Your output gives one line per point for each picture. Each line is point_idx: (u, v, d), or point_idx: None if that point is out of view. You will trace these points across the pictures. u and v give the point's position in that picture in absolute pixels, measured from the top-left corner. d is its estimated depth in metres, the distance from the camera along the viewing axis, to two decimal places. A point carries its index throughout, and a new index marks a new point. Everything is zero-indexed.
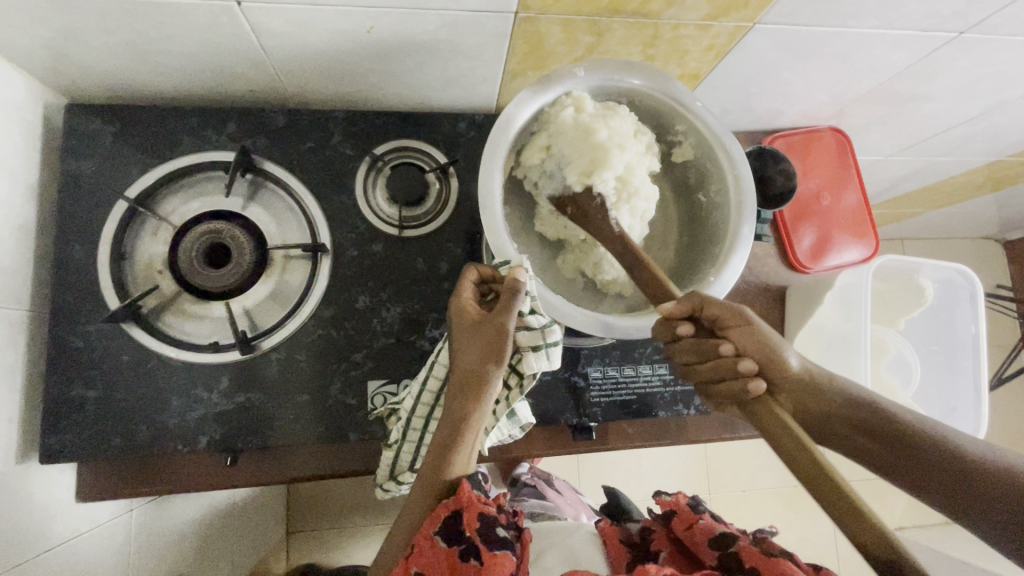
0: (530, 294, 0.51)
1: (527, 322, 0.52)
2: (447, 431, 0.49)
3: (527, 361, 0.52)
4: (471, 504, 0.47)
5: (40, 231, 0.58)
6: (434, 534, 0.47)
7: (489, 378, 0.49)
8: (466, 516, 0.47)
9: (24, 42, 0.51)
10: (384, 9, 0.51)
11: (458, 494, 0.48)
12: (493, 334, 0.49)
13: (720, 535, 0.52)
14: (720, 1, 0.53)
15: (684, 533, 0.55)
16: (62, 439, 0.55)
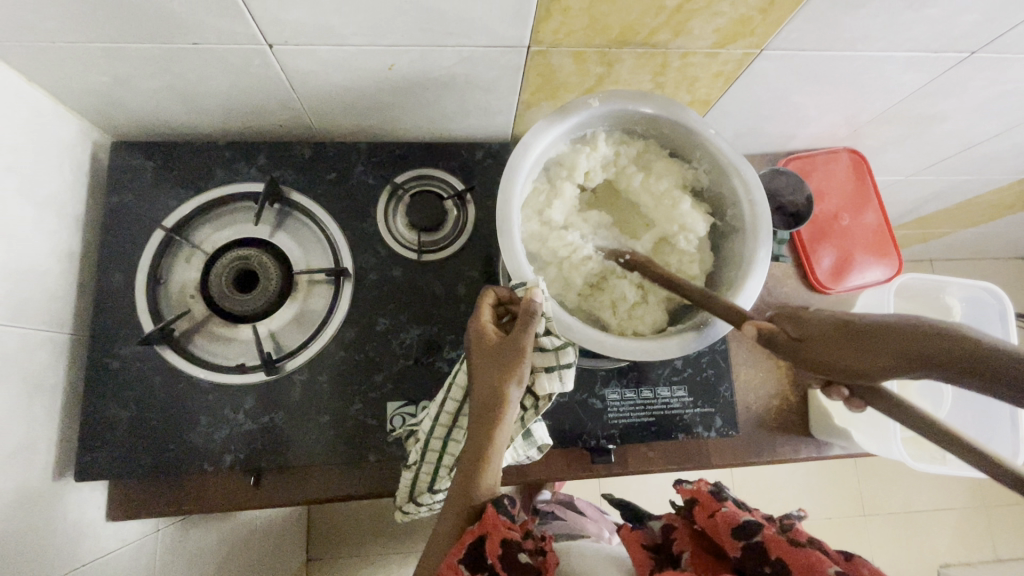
0: (545, 314, 0.51)
1: (541, 343, 0.52)
2: (469, 458, 0.46)
3: (540, 382, 0.51)
4: (495, 530, 0.44)
5: (84, 260, 0.62)
6: (457, 565, 0.43)
7: (509, 399, 0.46)
8: (489, 542, 0.44)
9: (77, 87, 0.56)
10: (404, 48, 0.54)
11: (482, 520, 0.44)
12: (512, 353, 0.47)
13: (744, 524, 0.52)
14: (726, 29, 0.55)
15: (706, 522, 0.55)
16: (96, 457, 0.58)
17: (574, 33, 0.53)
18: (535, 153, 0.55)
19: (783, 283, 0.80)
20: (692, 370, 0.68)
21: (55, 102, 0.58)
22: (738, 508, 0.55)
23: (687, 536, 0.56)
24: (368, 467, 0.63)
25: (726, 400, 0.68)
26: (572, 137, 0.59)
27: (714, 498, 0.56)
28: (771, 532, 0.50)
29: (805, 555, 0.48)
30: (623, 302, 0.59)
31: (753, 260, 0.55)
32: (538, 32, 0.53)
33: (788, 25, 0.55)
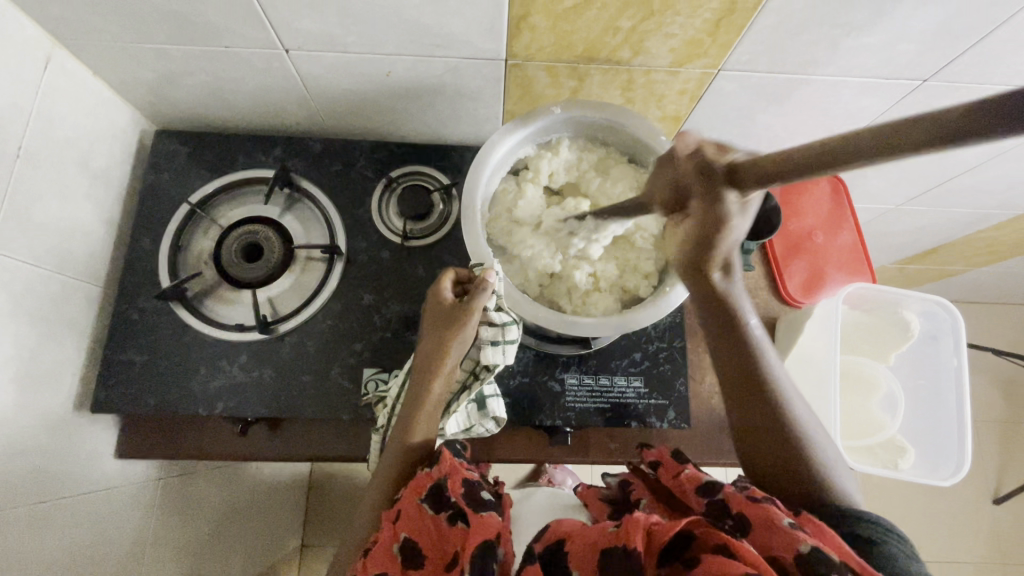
0: (496, 291, 0.59)
1: (490, 317, 0.59)
2: (413, 405, 0.57)
3: (485, 353, 0.59)
4: (454, 469, 0.53)
5: (121, 227, 0.73)
6: (418, 501, 0.52)
7: (449, 359, 0.57)
8: (450, 481, 0.52)
9: (131, 81, 0.68)
10: (397, 57, 0.63)
11: (441, 462, 0.53)
12: (454, 319, 0.57)
13: (706, 483, 0.51)
14: (681, 50, 0.62)
15: (674, 484, 0.54)
16: (110, 393, 0.67)
17: (544, 49, 0.61)
18: (501, 150, 0.64)
19: (753, 294, 0.84)
20: (650, 363, 0.72)
21: (113, 93, 0.70)
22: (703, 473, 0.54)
23: (646, 489, 0.56)
24: (343, 426, 0.70)
25: (681, 394, 0.71)
26: (538, 139, 0.67)
27: (679, 462, 0.55)
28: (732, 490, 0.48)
29: (760, 508, 0.45)
30: (577, 288, 0.64)
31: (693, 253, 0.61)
32: (512, 46, 0.61)
33: (738, 48, 0.61)
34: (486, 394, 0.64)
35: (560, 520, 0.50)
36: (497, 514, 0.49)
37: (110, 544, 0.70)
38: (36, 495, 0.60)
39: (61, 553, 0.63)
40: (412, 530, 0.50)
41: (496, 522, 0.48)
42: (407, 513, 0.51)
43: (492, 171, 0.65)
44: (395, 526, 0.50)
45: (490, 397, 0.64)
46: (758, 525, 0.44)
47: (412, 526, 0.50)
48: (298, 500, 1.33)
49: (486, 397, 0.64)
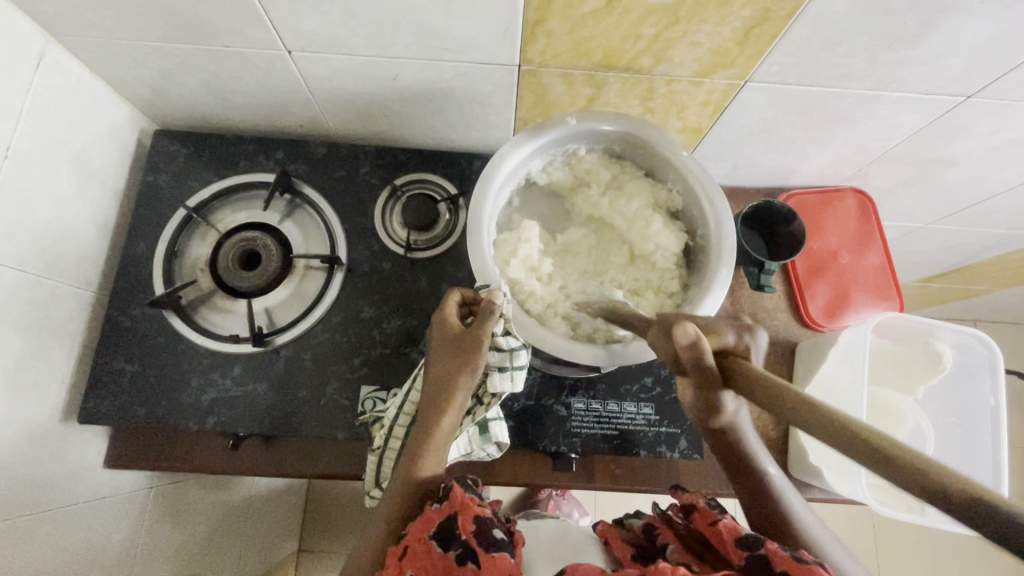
0: (506, 315, 0.55)
1: (498, 343, 0.55)
2: (416, 437, 0.53)
3: (492, 380, 0.55)
4: (465, 506, 0.49)
5: (117, 229, 0.70)
6: (427, 539, 0.48)
7: (457, 387, 0.53)
8: (461, 519, 0.49)
9: (128, 78, 0.65)
10: (405, 60, 0.60)
11: (451, 497, 0.49)
12: (467, 347, 0.53)
13: (746, 535, 0.47)
14: (707, 59, 0.58)
15: (707, 530, 0.51)
16: (99, 403, 0.64)
17: (561, 55, 0.58)
18: (512, 163, 0.60)
19: (773, 316, 0.79)
20: (661, 389, 0.69)
21: (111, 91, 0.67)
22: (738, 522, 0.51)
23: (671, 533, 0.54)
24: (338, 445, 0.67)
25: (694, 423, 0.67)
26: (551, 151, 0.63)
27: (712, 508, 0.52)
28: (777, 547, 0.45)
29: (807, 573, 0.42)
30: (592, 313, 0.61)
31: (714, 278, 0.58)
32: (526, 51, 0.57)
33: (768, 58, 0.57)
34: (489, 418, 0.61)
35: (574, 563, 0.47)
36: (511, 555, 0.48)
37: (97, 557, 0.68)
38: (19, 509, 0.58)
39: (45, 568, 0.61)
40: (419, 571, 0.46)
41: (507, 564, 0.47)
42: (413, 551, 0.47)
43: (501, 185, 0.61)
44: (400, 564, 0.47)
45: (492, 421, 0.61)
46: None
47: (419, 566, 0.47)
48: (295, 506, 1.32)
49: (489, 421, 0.61)
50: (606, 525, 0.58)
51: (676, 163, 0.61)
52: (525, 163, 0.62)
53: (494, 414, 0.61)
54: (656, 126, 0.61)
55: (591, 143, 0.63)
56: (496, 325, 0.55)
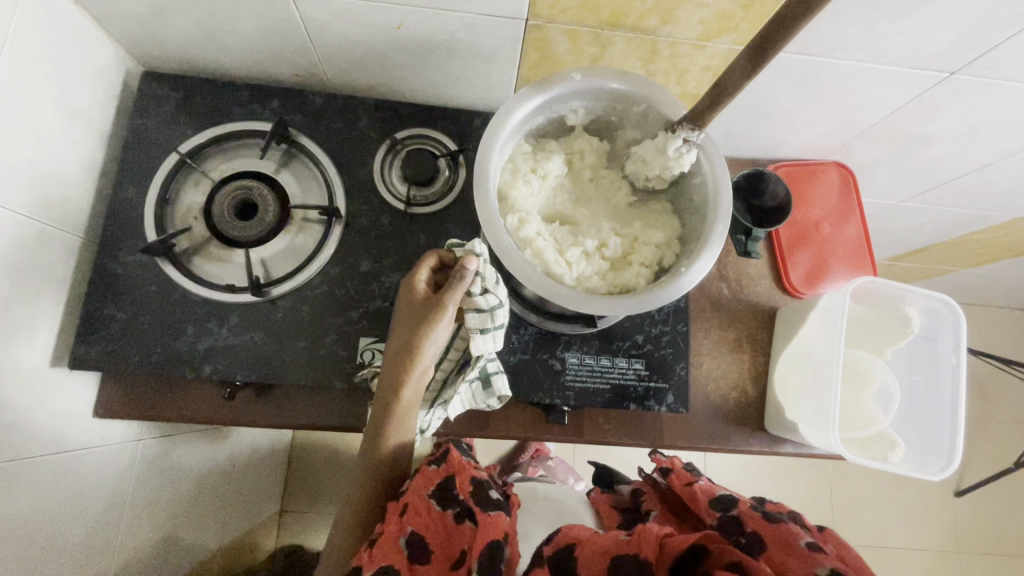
0: (479, 277, 0.56)
1: (476, 303, 0.57)
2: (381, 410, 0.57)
3: (474, 341, 0.58)
4: (460, 469, 0.59)
5: (103, 173, 0.68)
6: (426, 495, 0.56)
7: (420, 355, 0.56)
8: (456, 480, 0.58)
9: (118, 14, 0.62)
10: (412, 7, 0.59)
11: (450, 460, 0.60)
12: (430, 316, 0.55)
13: (721, 499, 0.57)
14: (710, 22, 0.59)
15: (683, 488, 0.62)
16: (89, 349, 0.63)
17: (568, 10, 0.58)
18: (516, 119, 0.60)
19: (756, 281, 0.83)
20: (651, 347, 0.71)
21: (97, 27, 0.64)
22: (714, 484, 0.61)
23: (655, 499, 0.66)
24: (336, 396, 0.67)
25: (681, 379, 0.71)
26: (553, 109, 0.64)
27: (689, 472, 0.63)
28: (747, 509, 0.54)
29: (782, 530, 0.50)
30: (592, 262, 0.62)
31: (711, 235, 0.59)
32: (534, 5, 0.58)
33: None
34: (491, 372, 0.63)
35: (571, 525, 0.54)
36: (505, 513, 0.54)
37: (85, 504, 0.68)
38: (5, 453, 0.57)
39: (31, 513, 0.60)
40: (420, 525, 0.53)
41: (502, 520, 0.53)
42: (414, 508, 0.54)
43: (506, 139, 0.61)
44: (400, 519, 0.53)
45: (493, 374, 0.63)
46: (775, 543, 0.50)
47: (418, 521, 0.53)
48: (276, 467, 1.32)
49: (490, 375, 0.63)
50: (600, 495, 0.73)
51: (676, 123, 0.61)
52: (530, 119, 0.63)
53: (494, 367, 0.63)
54: (656, 83, 0.62)
55: (592, 101, 0.64)
56: (472, 284, 0.56)
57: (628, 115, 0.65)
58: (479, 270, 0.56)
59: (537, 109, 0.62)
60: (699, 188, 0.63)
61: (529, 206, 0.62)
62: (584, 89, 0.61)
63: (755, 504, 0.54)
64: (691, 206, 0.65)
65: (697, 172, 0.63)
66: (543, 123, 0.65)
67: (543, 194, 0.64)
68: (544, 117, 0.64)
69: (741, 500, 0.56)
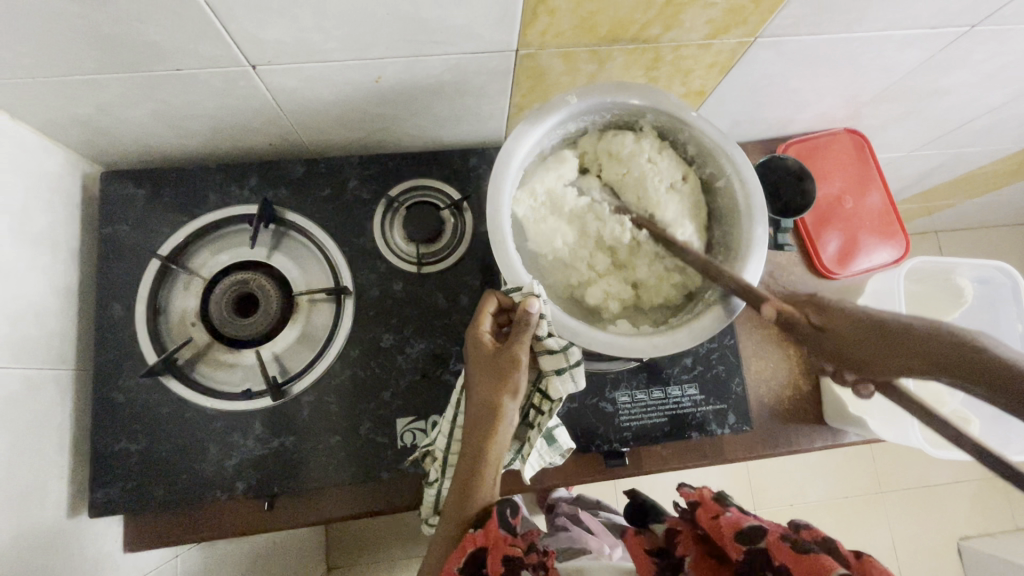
0: (547, 318, 0.51)
1: (548, 345, 0.53)
2: (465, 468, 0.51)
3: (553, 385, 0.53)
4: (496, 544, 0.48)
5: (81, 292, 0.62)
6: (457, 572, 0.49)
7: (504, 405, 0.50)
8: (490, 554, 0.49)
9: (62, 119, 0.55)
10: (391, 58, 0.53)
11: (486, 530, 0.49)
12: (508, 368, 0.51)
13: (745, 530, 0.56)
14: (718, 21, 0.54)
15: (710, 522, 0.60)
16: (109, 492, 0.57)
17: (563, 34, 0.52)
18: (518, 159, 0.53)
19: (789, 271, 0.79)
20: (702, 368, 0.67)
21: (42, 136, 0.58)
22: (742, 514, 0.59)
23: (690, 539, 0.63)
24: (383, 485, 0.62)
25: (739, 396, 0.66)
26: (550, 137, 0.57)
27: (717, 503, 0.61)
28: (775, 540, 0.54)
29: (811, 559, 0.50)
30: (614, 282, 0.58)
31: (751, 245, 0.53)
32: (525, 34, 0.52)
33: (783, 11, 0.53)
34: (553, 428, 0.58)
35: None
36: None
37: None
38: None
39: None
40: None
41: None
42: None
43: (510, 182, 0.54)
44: None
45: (556, 429, 0.59)
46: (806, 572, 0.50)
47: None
48: (316, 528, 1.28)
49: (553, 430, 0.58)
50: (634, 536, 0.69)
51: (688, 127, 0.55)
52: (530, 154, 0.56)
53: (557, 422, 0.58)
54: (661, 89, 0.55)
55: (594, 116, 0.57)
56: (540, 329, 0.52)
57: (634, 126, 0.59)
58: (546, 312, 0.51)
59: (536, 142, 0.55)
60: (723, 192, 0.56)
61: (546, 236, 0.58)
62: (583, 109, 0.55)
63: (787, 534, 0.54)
64: (714, 210, 0.59)
65: (716, 174, 0.56)
66: (543, 150, 0.58)
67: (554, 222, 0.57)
68: (544, 146, 0.57)
69: (770, 529, 0.55)
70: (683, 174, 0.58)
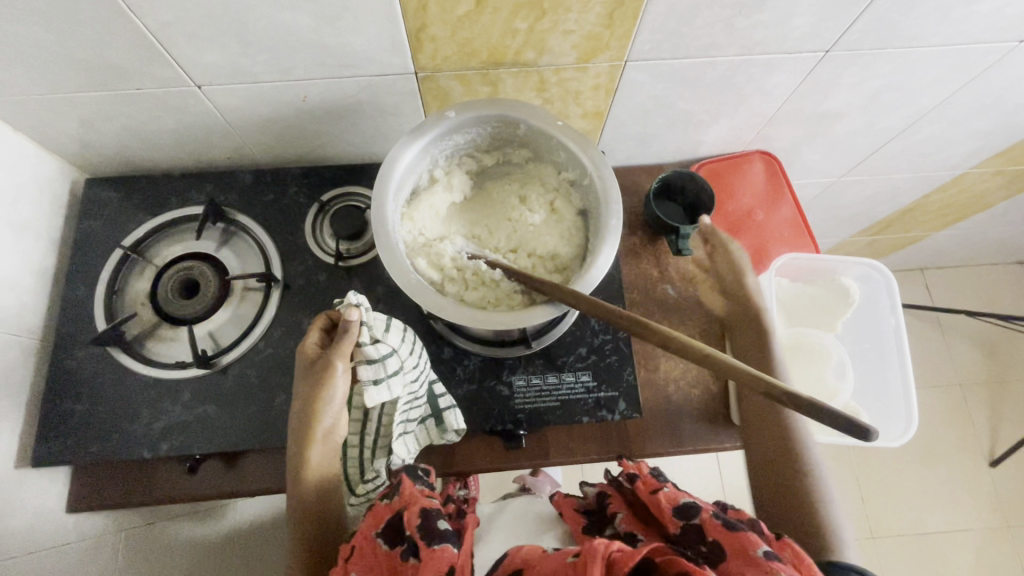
0: (367, 326, 0.56)
1: (365, 354, 0.56)
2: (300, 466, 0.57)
3: (367, 393, 0.57)
4: (410, 500, 0.55)
5: (56, 275, 0.73)
6: (374, 536, 0.54)
7: (323, 408, 0.56)
8: (406, 515, 0.54)
9: (53, 132, 0.69)
10: (310, 80, 0.64)
11: (400, 494, 0.56)
12: (322, 373, 0.56)
13: (682, 506, 0.55)
14: (582, 46, 0.63)
15: (650, 498, 0.58)
16: (52, 445, 0.66)
17: (449, 58, 0.63)
18: (402, 165, 0.61)
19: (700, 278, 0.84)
20: (596, 357, 0.72)
21: (38, 146, 0.71)
22: (678, 490, 0.59)
23: (621, 502, 0.63)
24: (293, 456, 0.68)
25: (630, 384, 0.72)
26: (435, 147, 0.65)
27: (655, 478, 0.60)
28: (709, 519, 0.52)
29: (740, 538, 0.49)
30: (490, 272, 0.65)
31: (607, 229, 0.60)
32: (417, 59, 0.62)
33: (637, 37, 0.63)
34: (442, 411, 0.66)
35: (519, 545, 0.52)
36: (451, 544, 0.50)
37: None
38: None
39: None
40: (362, 567, 0.51)
41: (449, 553, 0.50)
42: (360, 551, 0.53)
43: (397, 186, 0.62)
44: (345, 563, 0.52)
45: (446, 411, 0.66)
46: (735, 553, 0.48)
47: (365, 564, 0.52)
48: None
49: (442, 412, 0.66)
50: (561, 496, 0.69)
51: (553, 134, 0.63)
52: (419, 160, 0.64)
53: (447, 405, 0.66)
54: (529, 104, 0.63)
55: (476, 129, 0.65)
56: (360, 335, 0.56)
57: (515, 137, 0.67)
58: (363, 322, 0.56)
59: (422, 151, 0.63)
60: (590, 189, 0.64)
61: (433, 232, 0.65)
62: (461, 123, 0.63)
63: (718, 513, 0.53)
64: (588, 207, 0.66)
65: (583, 174, 0.64)
66: (432, 160, 0.66)
67: (438, 223, 0.66)
68: (432, 156, 0.66)
69: (704, 508, 0.54)
70: (554, 195, 0.68)
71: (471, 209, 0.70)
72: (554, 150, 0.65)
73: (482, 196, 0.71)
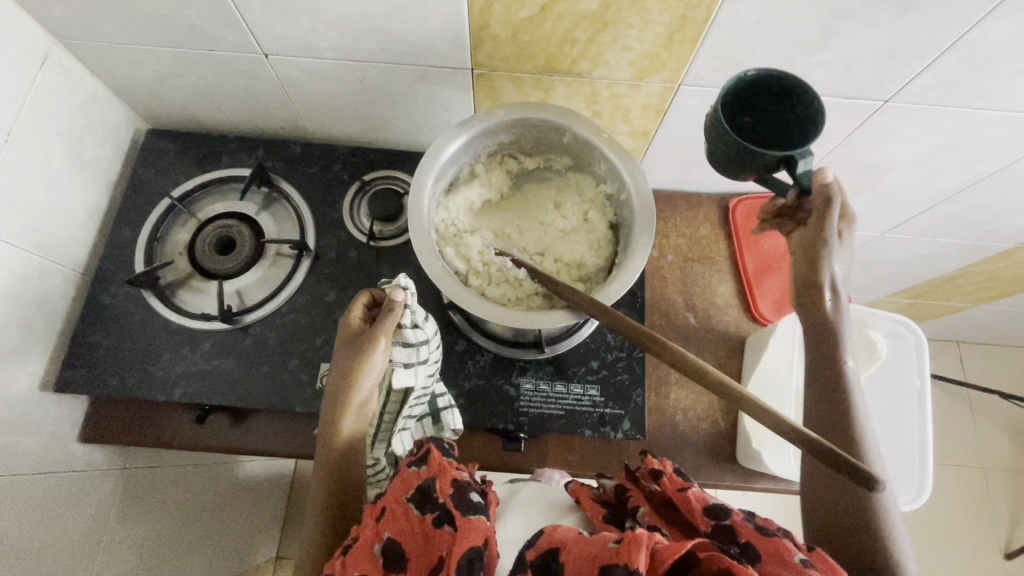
0: (410, 308, 0.58)
1: (405, 335, 0.59)
2: (328, 443, 0.57)
3: (396, 374, 0.58)
4: (441, 469, 0.51)
5: (106, 215, 0.76)
6: (406, 500, 0.50)
7: (357, 385, 0.57)
8: (438, 483, 0.50)
9: (126, 81, 0.73)
10: (371, 63, 0.66)
11: (430, 460, 0.52)
12: (365, 347, 0.57)
13: (713, 505, 0.48)
14: (639, 63, 0.64)
15: (676, 494, 0.51)
16: (77, 373, 0.69)
17: (507, 58, 0.64)
18: (446, 155, 0.62)
19: (724, 310, 0.83)
20: (607, 372, 0.72)
21: (110, 92, 0.75)
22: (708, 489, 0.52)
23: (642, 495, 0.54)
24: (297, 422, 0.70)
25: (638, 405, 0.70)
26: (479, 143, 0.66)
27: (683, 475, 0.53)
28: (741, 517, 0.46)
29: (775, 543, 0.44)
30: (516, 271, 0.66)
31: (636, 246, 0.60)
32: (475, 55, 0.64)
33: (694, 62, 0.63)
34: (439, 409, 0.66)
35: (554, 524, 0.45)
36: (485, 516, 0.46)
37: (64, 532, 0.67)
38: None
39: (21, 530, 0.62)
40: (394, 531, 0.48)
41: (484, 526, 0.45)
42: (391, 512, 0.49)
43: (437, 175, 0.63)
44: (378, 527, 0.49)
45: (444, 411, 0.66)
46: (768, 558, 0.43)
47: (395, 527, 0.48)
48: None
49: (440, 411, 0.66)
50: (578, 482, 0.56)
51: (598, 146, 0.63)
52: (462, 152, 0.65)
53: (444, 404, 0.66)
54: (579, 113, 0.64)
55: (522, 131, 0.66)
56: (403, 317, 0.58)
57: (559, 144, 0.67)
58: (408, 303, 0.58)
59: (466, 144, 0.64)
60: (626, 205, 0.64)
61: (465, 225, 0.66)
62: (509, 123, 0.64)
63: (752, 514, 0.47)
64: (621, 223, 0.66)
65: (621, 188, 0.64)
66: (474, 154, 0.67)
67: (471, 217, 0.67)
68: (476, 151, 0.67)
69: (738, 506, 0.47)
70: (589, 205, 0.69)
71: (505, 209, 0.71)
72: (596, 161, 0.66)
73: (517, 197, 0.72)
